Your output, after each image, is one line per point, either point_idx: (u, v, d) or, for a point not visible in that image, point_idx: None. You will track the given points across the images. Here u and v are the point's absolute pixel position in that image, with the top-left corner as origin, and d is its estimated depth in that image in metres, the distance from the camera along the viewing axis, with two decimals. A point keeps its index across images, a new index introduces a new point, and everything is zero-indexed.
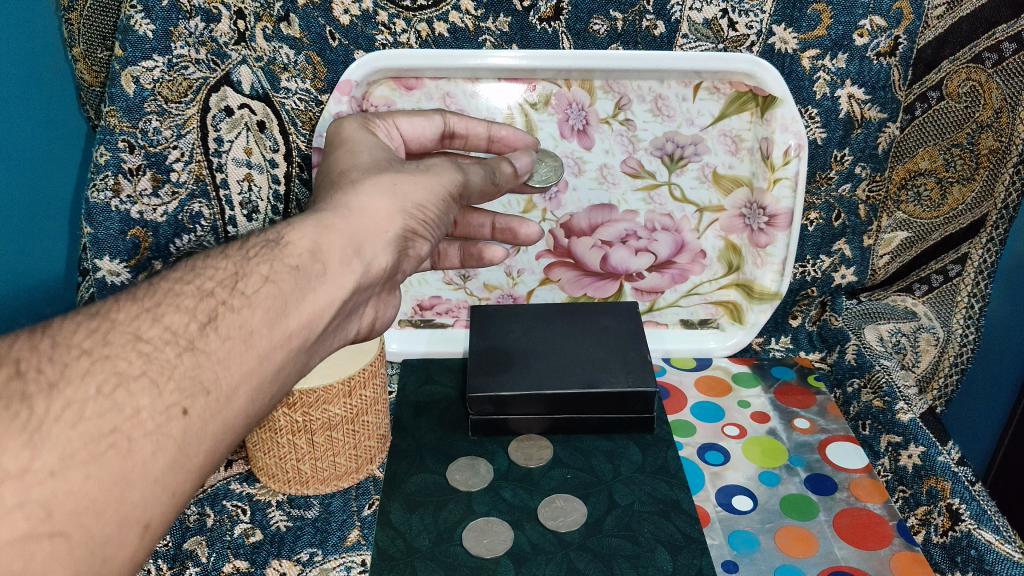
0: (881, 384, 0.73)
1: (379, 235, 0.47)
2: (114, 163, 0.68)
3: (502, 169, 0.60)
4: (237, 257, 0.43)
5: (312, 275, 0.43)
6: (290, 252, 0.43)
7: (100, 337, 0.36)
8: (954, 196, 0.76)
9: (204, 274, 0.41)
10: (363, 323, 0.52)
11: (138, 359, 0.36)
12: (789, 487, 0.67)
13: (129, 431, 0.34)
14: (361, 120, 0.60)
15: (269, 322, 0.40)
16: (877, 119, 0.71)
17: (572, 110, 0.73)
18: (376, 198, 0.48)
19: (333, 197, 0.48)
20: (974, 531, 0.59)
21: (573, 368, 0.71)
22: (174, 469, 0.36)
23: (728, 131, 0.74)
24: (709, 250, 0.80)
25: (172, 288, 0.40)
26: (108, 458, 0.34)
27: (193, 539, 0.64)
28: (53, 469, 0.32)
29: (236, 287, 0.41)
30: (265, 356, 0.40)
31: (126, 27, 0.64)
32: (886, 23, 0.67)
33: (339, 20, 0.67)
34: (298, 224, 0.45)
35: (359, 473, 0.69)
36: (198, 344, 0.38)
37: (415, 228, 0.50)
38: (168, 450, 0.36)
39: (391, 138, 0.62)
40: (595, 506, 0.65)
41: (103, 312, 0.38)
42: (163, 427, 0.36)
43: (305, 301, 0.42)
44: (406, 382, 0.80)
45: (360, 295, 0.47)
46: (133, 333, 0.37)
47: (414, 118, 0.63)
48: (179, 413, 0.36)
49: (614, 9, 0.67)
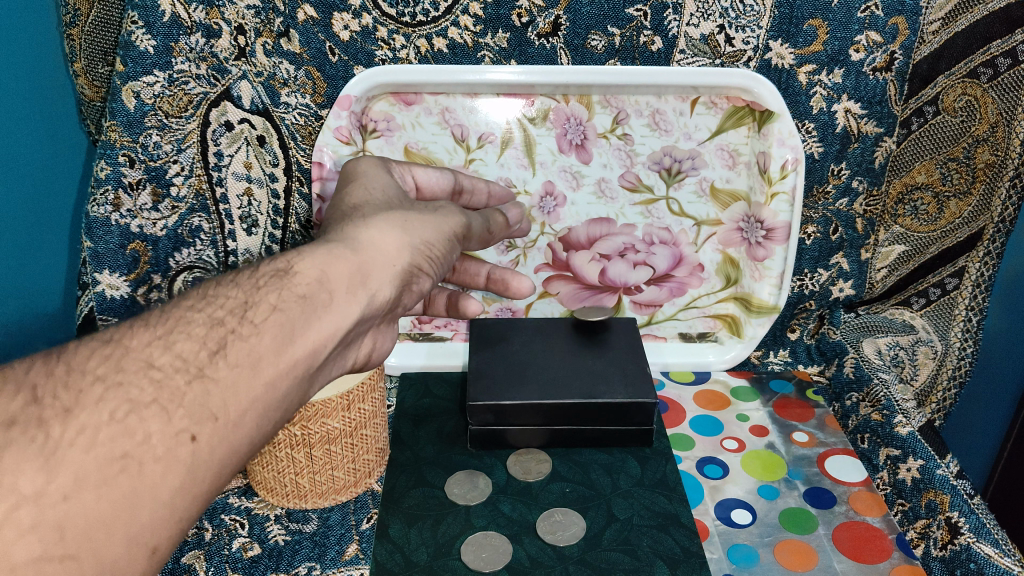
0: (880, 398, 0.73)
1: (387, 268, 0.46)
2: (114, 177, 0.68)
3: (497, 221, 0.61)
4: (248, 285, 0.42)
5: (317, 304, 0.42)
6: (297, 281, 0.42)
7: (114, 363, 0.36)
8: (951, 210, 0.76)
9: (215, 302, 0.41)
10: (360, 353, 0.52)
11: (150, 386, 0.36)
12: (788, 500, 0.67)
13: (141, 456, 0.34)
14: (377, 159, 0.58)
15: (277, 348, 0.40)
16: (873, 134, 0.72)
17: (570, 125, 0.74)
18: (386, 232, 0.48)
19: (343, 229, 0.47)
20: (973, 544, 0.59)
21: (572, 381, 0.71)
22: (182, 494, 0.36)
23: (725, 146, 0.75)
24: (707, 263, 0.80)
25: (184, 315, 0.40)
26: (119, 481, 0.33)
27: (192, 553, 0.64)
28: (67, 492, 0.32)
29: (246, 316, 0.40)
30: (272, 383, 0.39)
31: (126, 43, 0.64)
32: (881, 38, 0.68)
33: (339, 36, 0.67)
34: (308, 253, 0.44)
35: (358, 486, 0.69)
36: (208, 372, 0.37)
37: (421, 263, 0.49)
38: (177, 474, 0.35)
39: (404, 182, 0.60)
40: (594, 521, 0.65)
41: (116, 338, 0.37)
42: (173, 452, 0.35)
43: (311, 327, 0.41)
44: (405, 396, 0.80)
45: (363, 325, 0.46)
46: (145, 359, 0.37)
47: (431, 169, 0.62)
48: (188, 439, 0.35)
49: (612, 25, 0.67)
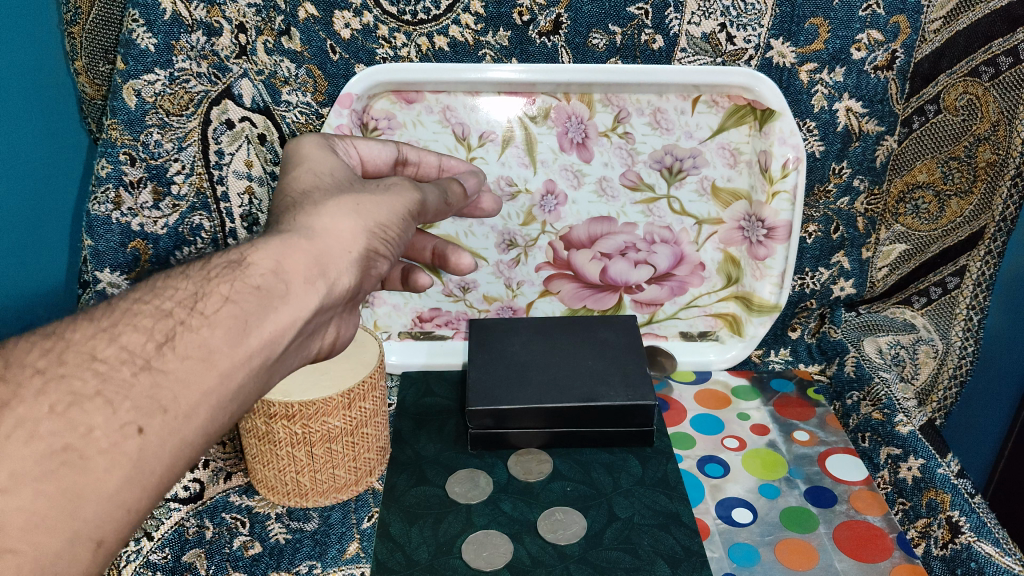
0: (880, 397, 0.73)
1: (343, 255, 0.46)
2: (115, 175, 0.67)
3: (454, 188, 0.59)
4: (198, 277, 0.41)
5: (274, 295, 0.41)
6: (251, 273, 0.42)
7: (55, 356, 0.35)
8: (952, 209, 0.76)
9: (164, 294, 0.40)
10: (324, 342, 0.51)
11: (93, 378, 0.35)
12: (789, 499, 0.67)
13: (84, 449, 0.33)
14: (321, 137, 0.57)
15: (230, 342, 0.39)
16: (875, 132, 0.72)
17: (571, 123, 0.74)
18: (340, 217, 0.47)
19: (295, 217, 0.46)
20: (974, 543, 0.59)
21: (573, 382, 0.70)
22: (129, 487, 0.35)
23: (726, 145, 0.75)
24: (708, 262, 0.80)
25: (131, 308, 0.39)
26: (61, 475, 0.32)
27: (193, 552, 0.64)
28: (4, 485, 0.31)
29: (195, 307, 0.39)
30: (226, 375, 0.39)
31: (127, 41, 0.64)
32: (883, 37, 0.68)
33: (340, 34, 0.67)
34: (261, 244, 0.43)
35: (358, 485, 0.69)
36: (156, 363, 0.36)
37: (378, 247, 0.48)
38: (123, 468, 0.34)
39: (348, 157, 0.59)
40: (595, 519, 0.65)
41: (59, 331, 0.37)
42: (119, 446, 0.34)
43: (267, 320, 0.41)
44: (405, 394, 0.80)
45: (322, 316, 0.45)
46: (88, 352, 0.36)
47: (373, 142, 0.60)
48: (135, 432, 0.35)
49: (614, 23, 0.67)
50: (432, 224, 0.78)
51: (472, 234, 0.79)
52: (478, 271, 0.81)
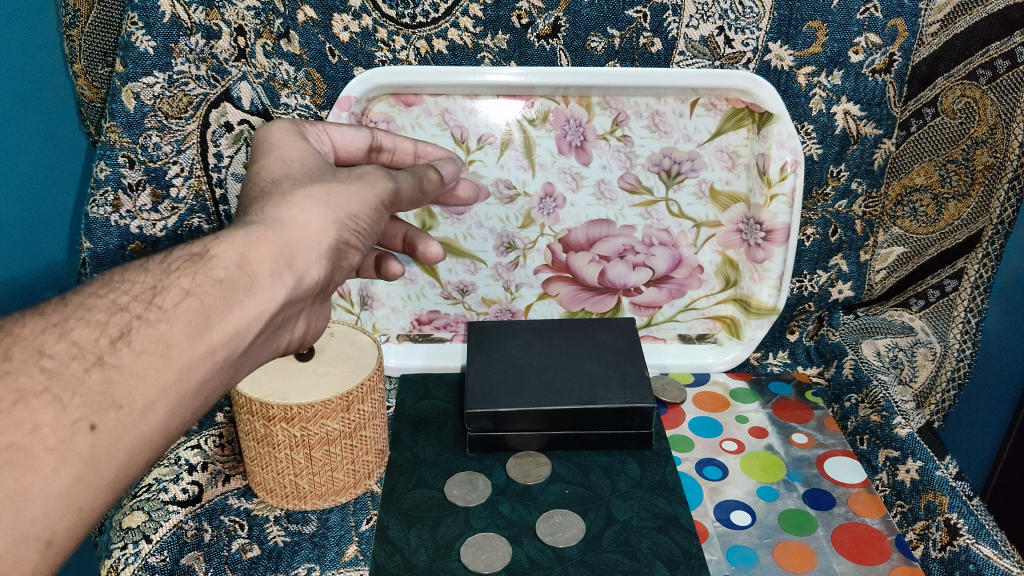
0: (878, 400, 0.73)
1: (312, 247, 0.45)
2: (114, 178, 0.67)
3: (429, 176, 0.57)
4: (157, 269, 0.41)
5: (237, 288, 0.41)
6: (214, 265, 0.41)
7: (3, 352, 0.35)
8: (949, 212, 0.76)
9: (120, 288, 0.39)
10: (295, 334, 0.51)
11: (40, 375, 0.35)
12: (787, 502, 0.67)
13: (29, 446, 0.34)
14: (291, 124, 0.56)
15: (190, 335, 0.39)
16: (873, 135, 0.72)
17: (570, 126, 0.74)
18: (309, 208, 0.46)
19: (263, 209, 0.46)
20: (972, 546, 0.59)
21: (571, 385, 0.70)
22: (79, 485, 0.35)
23: (725, 147, 0.75)
24: (707, 264, 0.81)
25: (85, 301, 0.38)
26: (3, 474, 0.33)
27: (191, 554, 0.63)
28: None
29: (153, 301, 0.39)
30: (187, 370, 0.38)
31: (126, 44, 0.64)
32: (880, 40, 0.68)
33: (339, 37, 0.68)
34: (224, 236, 0.43)
35: (358, 488, 0.69)
36: (109, 359, 0.36)
37: (349, 238, 0.47)
38: (72, 466, 0.34)
39: (320, 143, 0.59)
40: (593, 522, 0.65)
41: (7, 327, 0.36)
42: (67, 443, 0.34)
43: (230, 314, 0.40)
44: (404, 397, 0.80)
45: (291, 308, 0.45)
46: (37, 348, 0.36)
47: (345, 127, 0.60)
48: (86, 428, 0.35)
49: (612, 27, 0.67)
50: (432, 226, 0.78)
51: (472, 236, 0.79)
52: (478, 273, 0.81)
